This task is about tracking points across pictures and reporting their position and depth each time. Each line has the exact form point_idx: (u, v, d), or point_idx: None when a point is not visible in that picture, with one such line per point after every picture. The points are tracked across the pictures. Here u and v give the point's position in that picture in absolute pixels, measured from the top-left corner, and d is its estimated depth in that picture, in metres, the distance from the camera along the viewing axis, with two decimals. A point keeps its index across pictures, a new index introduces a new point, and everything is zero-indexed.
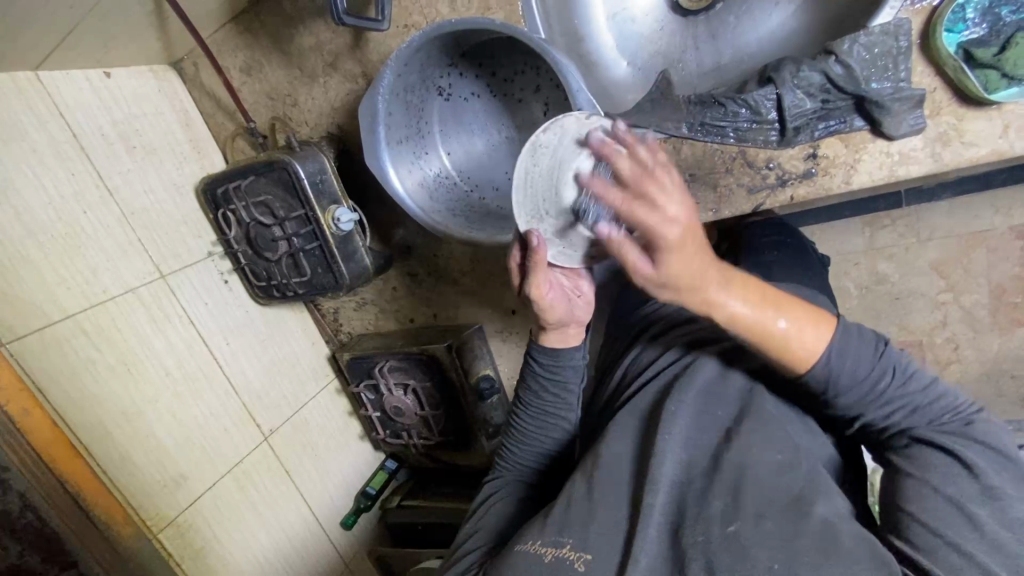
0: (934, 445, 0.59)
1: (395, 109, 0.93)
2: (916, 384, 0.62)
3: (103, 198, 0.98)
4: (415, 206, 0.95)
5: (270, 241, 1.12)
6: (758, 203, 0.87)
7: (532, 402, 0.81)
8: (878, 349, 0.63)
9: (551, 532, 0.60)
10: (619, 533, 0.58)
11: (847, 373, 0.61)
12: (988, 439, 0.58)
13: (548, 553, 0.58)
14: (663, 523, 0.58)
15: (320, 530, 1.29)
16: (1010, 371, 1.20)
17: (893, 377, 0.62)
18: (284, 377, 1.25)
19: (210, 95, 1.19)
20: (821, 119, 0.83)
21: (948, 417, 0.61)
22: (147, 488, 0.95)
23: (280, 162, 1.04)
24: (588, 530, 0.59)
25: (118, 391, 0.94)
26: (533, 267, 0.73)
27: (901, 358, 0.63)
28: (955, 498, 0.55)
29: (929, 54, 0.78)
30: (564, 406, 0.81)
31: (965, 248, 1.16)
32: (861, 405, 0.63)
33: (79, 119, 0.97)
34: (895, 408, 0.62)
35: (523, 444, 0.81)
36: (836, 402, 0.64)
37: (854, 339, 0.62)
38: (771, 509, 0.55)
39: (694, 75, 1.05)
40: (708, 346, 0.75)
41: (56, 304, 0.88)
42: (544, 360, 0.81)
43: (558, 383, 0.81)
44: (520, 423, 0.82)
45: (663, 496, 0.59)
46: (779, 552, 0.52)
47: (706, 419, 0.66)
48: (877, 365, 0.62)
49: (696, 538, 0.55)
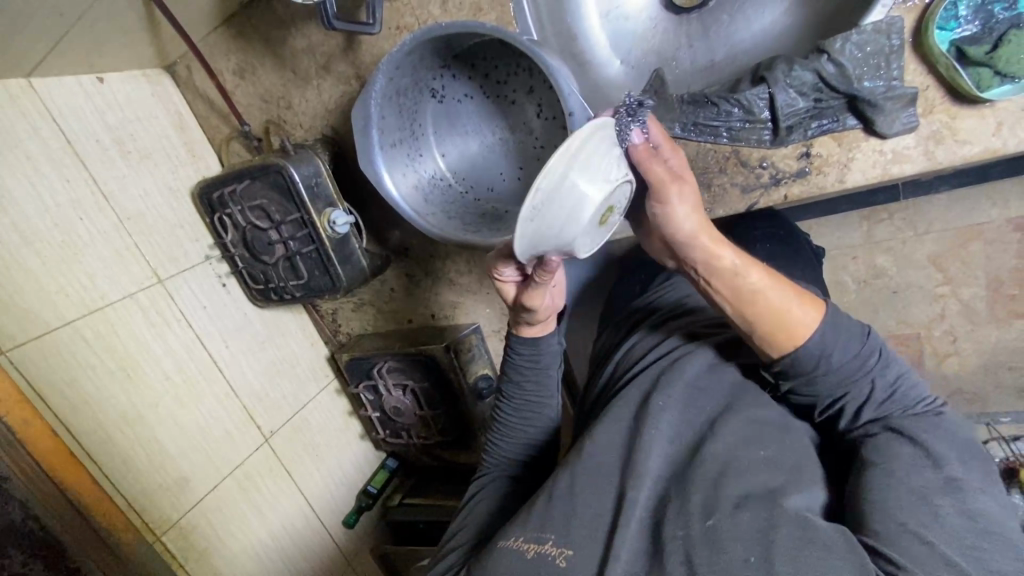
0: (899, 432, 0.58)
1: (387, 113, 0.93)
2: (893, 370, 0.62)
3: (98, 204, 0.99)
4: (409, 209, 0.95)
5: (266, 245, 1.12)
6: (753, 202, 0.89)
7: (513, 393, 0.81)
8: (865, 332, 0.63)
9: (534, 528, 0.59)
10: (601, 525, 0.57)
11: (837, 349, 0.61)
12: (958, 431, 0.58)
13: (530, 549, 0.57)
14: (644, 517, 0.57)
15: (322, 526, 1.31)
16: (1008, 363, 1.22)
17: (878, 359, 0.62)
18: (284, 378, 1.26)
19: (203, 98, 1.18)
20: (814, 118, 0.83)
21: (922, 407, 0.61)
22: (151, 493, 0.97)
23: (273, 166, 1.04)
24: (569, 525, 0.58)
25: (118, 397, 0.95)
26: (542, 285, 0.72)
27: (883, 344, 0.64)
28: (922, 490, 0.53)
29: (921, 52, 0.77)
30: (545, 393, 0.81)
31: (963, 241, 1.15)
32: (844, 385, 0.62)
33: (73, 125, 0.97)
34: (875, 392, 0.61)
35: (506, 436, 0.81)
36: (819, 384, 0.63)
37: (844, 320, 0.63)
38: (749, 502, 0.54)
39: (688, 72, 1.05)
40: (706, 337, 0.73)
41: (55, 311, 0.89)
42: (520, 347, 0.81)
43: (538, 370, 0.81)
44: (503, 416, 0.82)
45: (646, 490, 0.58)
46: (755, 545, 0.50)
47: (693, 412, 0.65)
48: (864, 344, 0.62)
49: (676, 532, 0.54)
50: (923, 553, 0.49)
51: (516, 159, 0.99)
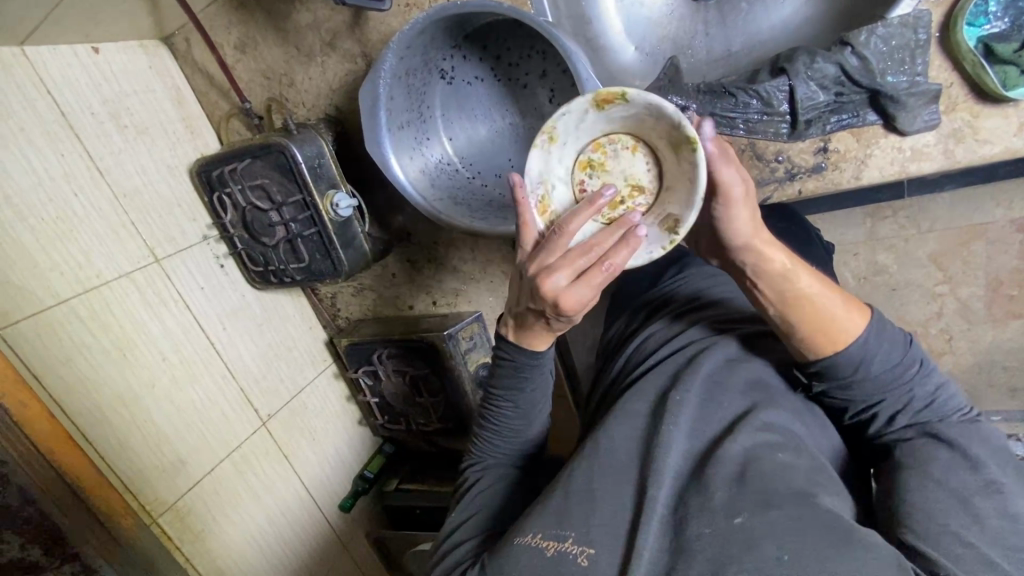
0: (936, 438, 0.58)
1: (396, 93, 0.90)
2: (933, 380, 0.61)
3: (94, 179, 0.95)
4: (416, 192, 0.92)
5: (267, 226, 1.10)
6: (767, 196, 0.87)
7: (504, 390, 0.76)
8: (907, 340, 0.62)
9: (551, 523, 0.55)
10: (620, 521, 0.54)
11: (879, 359, 0.60)
12: (994, 437, 0.58)
13: (549, 547, 0.53)
14: (665, 514, 0.54)
15: (316, 509, 1.30)
16: (1003, 363, 1.23)
17: (918, 369, 0.61)
18: (281, 362, 1.24)
19: (202, 72, 1.14)
20: (833, 112, 0.81)
21: (958, 417, 0.60)
22: (146, 475, 0.96)
23: (276, 145, 1.01)
24: (588, 521, 0.54)
25: (113, 377, 0.93)
26: None
27: (923, 354, 0.62)
28: (961, 492, 0.53)
29: (948, 48, 0.76)
30: (538, 390, 0.76)
31: (966, 239, 1.14)
32: (882, 390, 0.61)
33: (68, 97, 0.93)
34: (913, 401, 0.60)
35: (499, 432, 0.77)
36: (858, 387, 0.62)
37: (888, 332, 0.61)
38: (778, 498, 0.51)
39: (703, 62, 1.02)
40: (731, 330, 0.72)
41: (49, 288, 0.87)
42: (512, 343, 0.73)
43: (532, 370, 0.74)
44: (494, 412, 0.77)
45: (667, 485, 0.55)
46: (786, 541, 0.48)
47: (714, 400, 0.62)
48: (906, 355, 0.61)
49: (701, 530, 0.51)
50: (964, 554, 0.49)
51: (526, 145, 0.97)
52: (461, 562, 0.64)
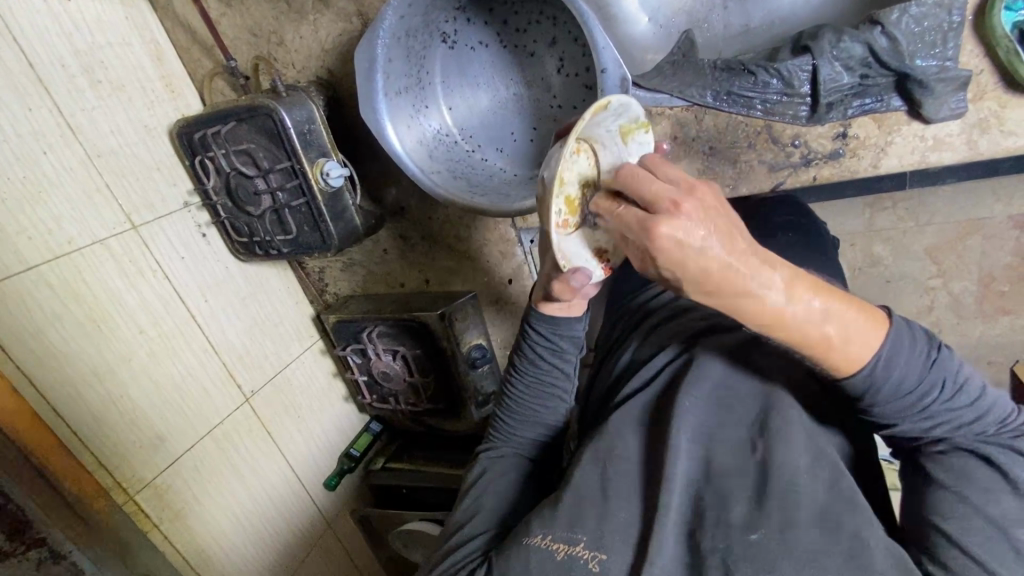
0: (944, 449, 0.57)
1: (395, 55, 0.84)
2: (962, 398, 0.55)
3: (65, 137, 0.88)
4: (413, 163, 0.87)
5: (252, 195, 1.04)
6: (779, 181, 0.86)
7: (526, 368, 0.76)
8: (929, 358, 0.55)
9: (562, 526, 0.55)
10: (633, 530, 0.54)
11: (889, 385, 0.54)
12: None
13: (560, 550, 0.53)
14: (679, 522, 0.53)
15: (304, 491, 1.28)
16: (987, 357, 1.15)
17: (941, 392, 0.55)
18: (267, 337, 1.20)
19: (184, 26, 1.06)
20: (857, 95, 0.78)
21: (995, 428, 0.55)
22: (123, 451, 0.91)
23: (263, 108, 0.94)
24: (602, 527, 0.54)
25: (87, 351, 0.88)
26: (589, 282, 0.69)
27: (953, 370, 0.55)
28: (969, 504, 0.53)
29: (981, 32, 0.72)
30: (561, 377, 0.76)
31: (962, 234, 1.06)
32: (897, 416, 0.56)
33: (36, 49, 0.85)
34: (936, 422, 0.55)
35: (517, 415, 0.77)
36: (870, 412, 0.57)
37: (905, 351, 0.54)
38: (795, 515, 0.50)
39: (719, 38, 0.98)
40: None
41: (16, 255, 0.80)
42: (541, 329, 0.74)
43: (557, 353, 0.75)
44: (513, 392, 0.78)
45: (680, 492, 0.54)
46: (805, 565, 0.48)
47: (729, 402, 0.60)
48: (925, 377, 0.54)
49: (716, 544, 0.50)
50: None
51: (531, 118, 0.92)
52: (473, 558, 0.62)
